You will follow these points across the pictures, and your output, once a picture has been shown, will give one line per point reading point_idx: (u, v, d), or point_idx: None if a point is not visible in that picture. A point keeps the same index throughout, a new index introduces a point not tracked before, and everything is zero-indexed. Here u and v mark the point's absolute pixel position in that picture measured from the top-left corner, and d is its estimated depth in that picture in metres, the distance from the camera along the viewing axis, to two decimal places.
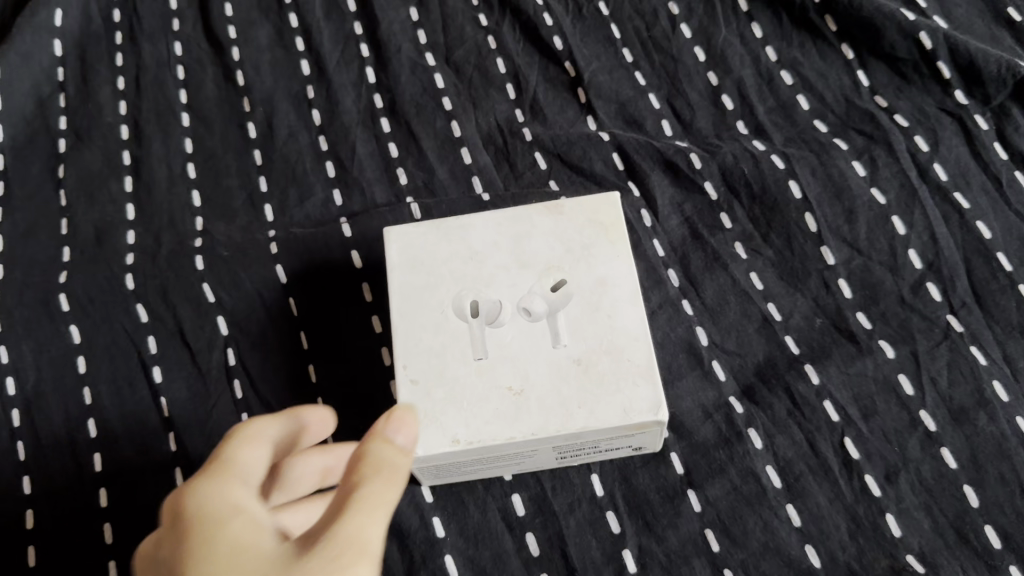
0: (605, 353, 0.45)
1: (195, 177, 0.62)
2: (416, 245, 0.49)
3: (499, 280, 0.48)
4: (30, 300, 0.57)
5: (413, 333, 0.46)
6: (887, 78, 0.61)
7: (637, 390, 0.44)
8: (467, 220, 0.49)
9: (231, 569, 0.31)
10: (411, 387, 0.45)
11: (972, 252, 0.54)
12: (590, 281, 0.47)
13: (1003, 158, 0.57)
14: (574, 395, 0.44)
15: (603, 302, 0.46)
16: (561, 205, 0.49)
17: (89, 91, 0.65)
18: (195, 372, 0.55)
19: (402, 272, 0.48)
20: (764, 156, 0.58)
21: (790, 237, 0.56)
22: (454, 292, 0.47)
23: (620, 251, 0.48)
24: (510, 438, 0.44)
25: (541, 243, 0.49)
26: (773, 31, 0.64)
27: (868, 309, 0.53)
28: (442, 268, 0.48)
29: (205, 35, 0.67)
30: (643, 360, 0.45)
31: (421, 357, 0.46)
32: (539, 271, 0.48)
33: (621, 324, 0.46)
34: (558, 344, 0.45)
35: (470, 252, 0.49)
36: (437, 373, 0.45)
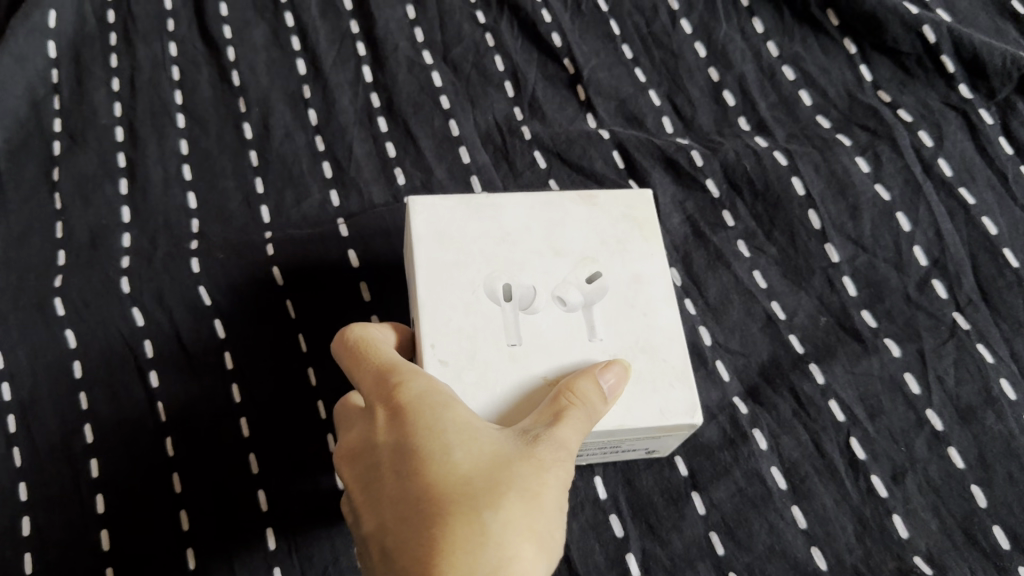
0: (641, 351, 0.44)
1: (191, 178, 0.61)
2: (442, 219, 0.46)
3: (531, 265, 0.46)
4: (25, 303, 0.56)
5: (442, 311, 0.44)
6: (890, 72, 0.60)
7: (673, 392, 0.43)
8: (498, 199, 0.47)
9: (467, 431, 0.37)
10: (440, 369, 0.42)
11: (979, 248, 0.54)
12: (624, 276, 0.46)
13: (1008, 153, 0.57)
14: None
15: (638, 299, 0.46)
16: (596, 197, 0.48)
17: (84, 93, 0.64)
18: (191, 376, 0.54)
19: (429, 245, 0.45)
20: (766, 153, 0.58)
21: (794, 234, 0.55)
22: (485, 273, 0.45)
23: (653, 250, 0.47)
24: None
25: (575, 233, 0.47)
26: (774, 26, 0.63)
27: (873, 307, 0.53)
28: (473, 246, 0.46)
29: (200, 35, 0.67)
30: (679, 361, 0.44)
31: (451, 339, 0.43)
32: (573, 260, 0.46)
33: (655, 323, 0.45)
34: (594, 337, 0.44)
35: (501, 232, 0.46)
36: (468, 356, 0.43)
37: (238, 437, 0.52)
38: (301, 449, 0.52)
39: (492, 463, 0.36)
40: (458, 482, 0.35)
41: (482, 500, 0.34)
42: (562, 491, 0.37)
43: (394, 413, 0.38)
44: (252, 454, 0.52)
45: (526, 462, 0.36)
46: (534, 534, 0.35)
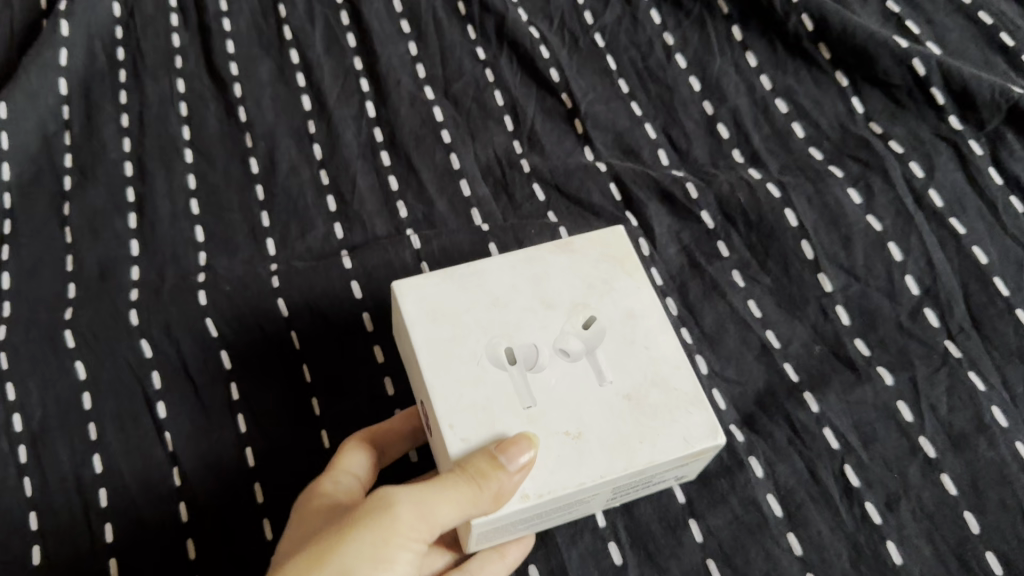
0: (655, 385, 0.44)
1: (198, 212, 0.63)
2: (430, 296, 0.45)
3: (528, 324, 0.45)
4: (35, 334, 0.57)
5: (452, 388, 0.42)
6: (881, 104, 0.62)
7: (692, 417, 0.43)
8: (478, 265, 0.46)
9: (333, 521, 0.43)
10: (463, 447, 0.41)
11: (970, 277, 0.55)
12: (618, 314, 0.46)
13: (998, 184, 0.58)
14: (635, 430, 0.42)
15: (637, 333, 0.45)
16: (572, 243, 0.48)
17: (94, 129, 0.66)
18: (199, 407, 0.55)
19: (423, 325, 0.44)
20: (760, 184, 0.59)
21: (787, 263, 0.56)
22: (484, 341, 0.44)
23: (640, 282, 0.47)
24: (579, 484, 0.41)
25: (561, 282, 0.46)
26: (767, 60, 0.64)
27: (867, 336, 0.54)
28: (466, 317, 0.45)
29: (207, 72, 0.68)
30: (691, 385, 0.44)
31: (468, 415, 0.42)
32: (566, 310, 0.46)
33: (657, 354, 0.45)
34: (604, 382, 0.43)
35: (490, 298, 0.45)
36: (488, 429, 0.41)
37: (244, 466, 0.53)
38: (306, 478, 0.53)
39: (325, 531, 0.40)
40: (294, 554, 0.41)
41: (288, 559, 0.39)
42: (371, 541, 0.38)
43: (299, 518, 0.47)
44: (257, 483, 0.53)
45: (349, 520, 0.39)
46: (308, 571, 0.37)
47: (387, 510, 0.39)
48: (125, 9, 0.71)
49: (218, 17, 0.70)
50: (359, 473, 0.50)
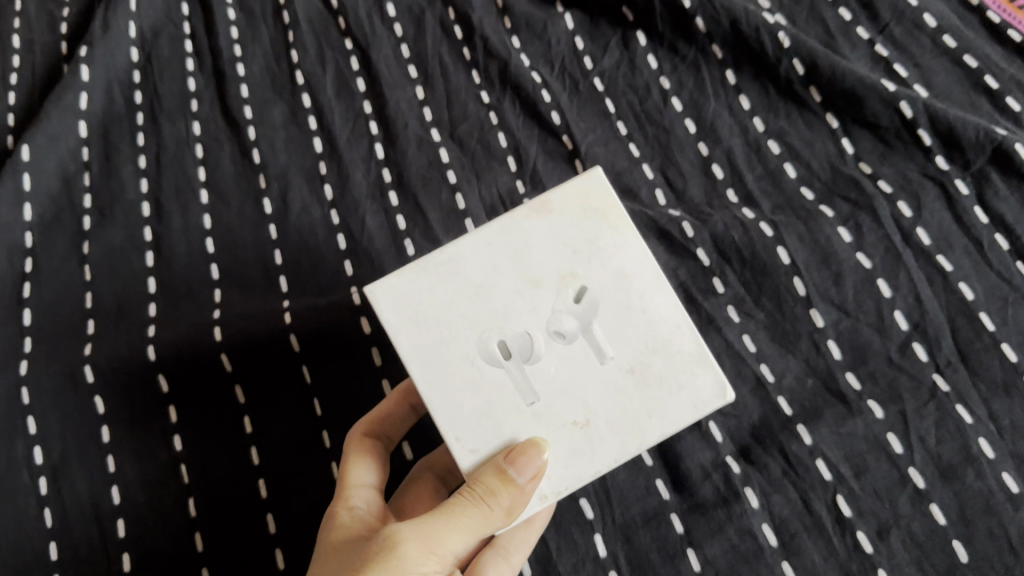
0: (655, 352, 0.44)
1: (214, 251, 0.66)
2: (410, 299, 0.45)
3: (516, 308, 0.45)
4: (58, 370, 0.61)
5: (452, 398, 0.44)
6: (871, 144, 0.64)
7: (698, 380, 0.44)
8: (452, 251, 0.46)
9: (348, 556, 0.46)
10: (474, 458, 0.44)
11: (956, 313, 0.57)
12: (609, 278, 0.45)
13: (984, 222, 0.60)
14: (640, 407, 0.44)
15: (631, 297, 0.45)
16: (549, 201, 0.46)
17: (112, 170, 0.69)
18: (215, 441, 0.59)
19: (410, 334, 0.45)
20: (753, 224, 0.61)
21: (780, 299, 0.59)
22: (475, 339, 0.45)
23: (628, 236, 0.46)
24: (594, 472, 0.44)
25: (542, 253, 0.46)
26: (760, 102, 0.67)
27: (857, 369, 0.56)
28: (451, 315, 0.45)
29: (222, 114, 0.71)
30: (693, 347, 0.44)
31: (473, 425, 0.44)
32: (553, 285, 0.45)
33: (655, 316, 0.45)
34: (604, 360, 0.45)
35: (472, 287, 0.46)
36: (495, 435, 0.44)
37: (257, 498, 0.57)
38: (318, 508, 0.57)
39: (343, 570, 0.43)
40: None
41: None
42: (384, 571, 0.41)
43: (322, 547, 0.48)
44: (271, 515, 0.57)
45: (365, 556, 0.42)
46: None
47: (391, 551, 0.42)
48: (142, 54, 0.73)
49: (232, 62, 0.73)
50: (368, 482, 0.53)
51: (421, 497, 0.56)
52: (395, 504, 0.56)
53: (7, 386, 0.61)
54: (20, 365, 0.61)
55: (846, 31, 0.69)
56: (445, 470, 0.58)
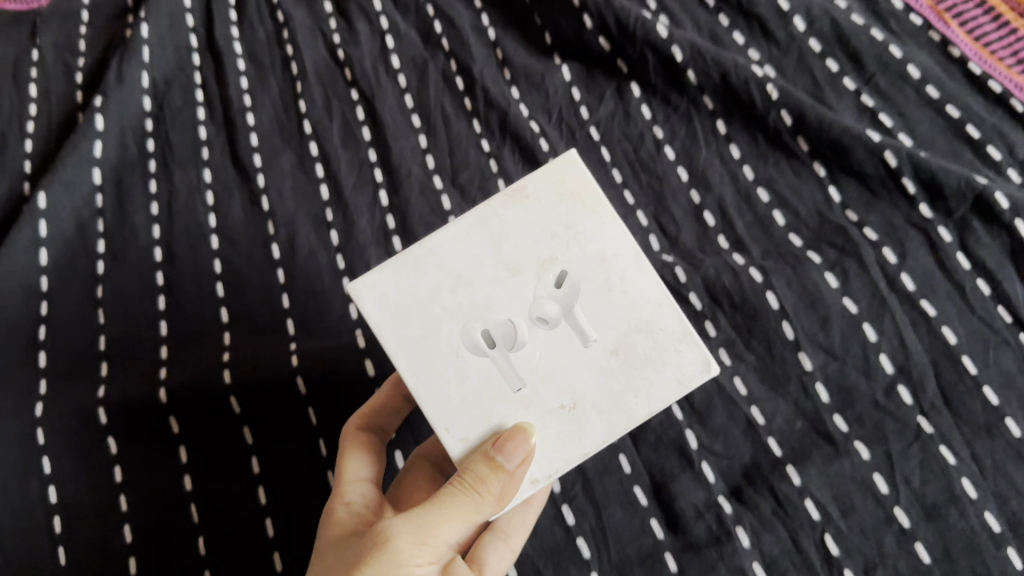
0: (638, 332, 0.46)
1: (223, 295, 0.68)
2: (392, 294, 0.47)
3: (498, 296, 0.46)
4: (72, 412, 0.63)
5: (439, 389, 0.46)
6: (857, 192, 0.66)
7: (682, 356, 0.46)
8: (430, 244, 0.47)
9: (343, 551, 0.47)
10: (463, 446, 0.46)
11: (940, 356, 0.59)
12: (589, 261, 0.47)
13: (966, 268, 0.62)
14: (626, 387, 0.46)
15: (611, 279, 0.47)
16: (524, 188, 0.48)
17: (126, 216, 0.71)
18: (226, 481, 0.61)
19: (394, 328, 0.46)
20: (743, 270, 0.64)
21: (770, 343, 0.61)
22: (459, 329, 0.46)
23: (605, 218, 0.47)
24: (584, 454, 0.46)
25: (520, 240, 0.47)
26: (749, 151, 0.69)
27: (845, 412, 0.58)
28: (433, 307, 0.46)
29: (232, 162, 0.74)
30: (675, 324, 0.46)
31: (461, 415, 0.46)
32: (534, 270, 0.47)
33: (636, 295, 0.46)
34: (588, 343, 0.46)
35: (453, 278, 0.47)
36: (484, 422, 0.46)
37: (265, 536, 0.60)
38: None
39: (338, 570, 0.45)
40: None
41: None
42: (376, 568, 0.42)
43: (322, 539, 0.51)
44: (277, 552, 0.60)
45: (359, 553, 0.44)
46: None
47: (384, 546, 0.43)
48: (154, 102, 0.76)
49: (242, 112, 0.75)
50: (365, 475, 0.56)
51: (419, 485, 0.60)
52: (396, 493, 0.60)
53: (23, 427, 0.63)
54: (34, 407, 0.64)
55: (833, 81, 0.72)
56: (440, 458, 0.62)
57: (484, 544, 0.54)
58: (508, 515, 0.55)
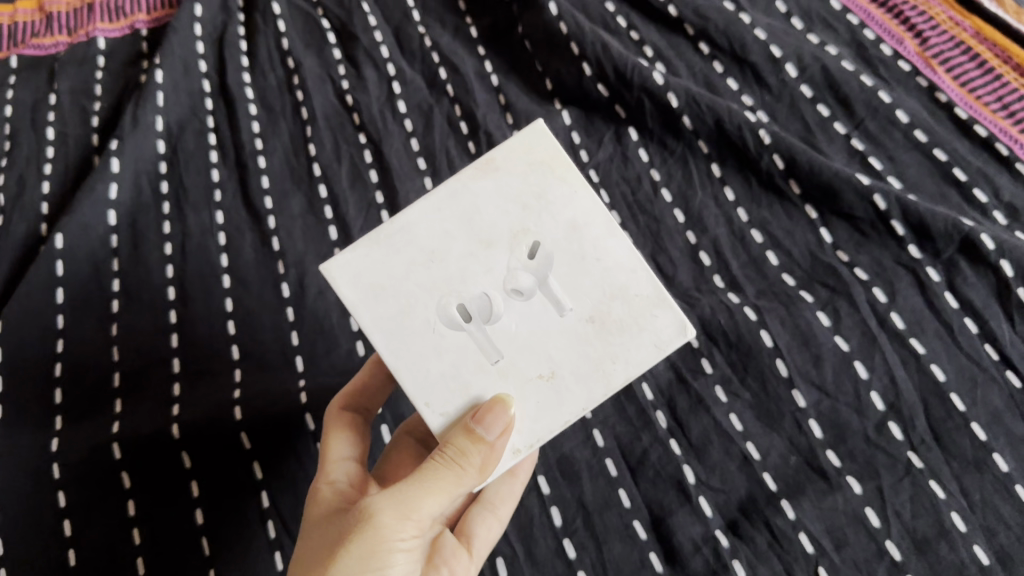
0: (613, 299, 0.48)
1: (235, 333, 0.70)
2: (367, 272, 0.49)
3: (473, 271, 0.48)
4: (86, 446, 0.65)
5: (418, 364, 0.48)
6: (847, 234, 0.68)
7: (658, 320, 0.47)
8: (403, 221, 0.49)
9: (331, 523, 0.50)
10: (444, 420, 0.48)
11: (929, 394, 0.61)
12: (561, 231, 0.49)
13: (954, 307, 0.64)
14: (604, 354, 0.48)
15: (584, 248, 0.48)
16: (493, 161, 0.50)
17: (140, 256, 0.73)
18: (238, 517, 0.63)
19: (370, 306, 0.48)
20: (738, 308, 0.66)
21: (765, 380, 0.63)
22: (435, 304, 0.48)
23: (575, 187, 0.49)
24: (565, 422, 0.47)
25: (492, 213, 0.49)
26: (743, 193, 0.72)
27: (837, 447, 0.60)
28: (408, 283, 0.49)
29: (244, 203, 0.76)
30: (650, 289, 0.48)
31: (440, 389, 0.48)
32: (508, 242, 0.49)
33: (609, 261, 0.48)
34: (563, 312, 0.48)
35: (428, 253, 0.49)
36: (463, 395, 0.48)
37: (273, 568, 0.62)
38: None
39: (327, 545, 0.48)
40: (300, 564, 0.49)
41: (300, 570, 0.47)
42: (361, 543, 0.45)
43: (308, 517, 0.53)
44: None
45: (346, 527, 0.47)
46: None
47: (368, 521, 0.46)
48: (168, 146, 0.78)
49: (254, 155, 0.78)
50: (348, 455, 0.58)
51: (405, 459, 0.64)
52: (383, 468, 0.64)
53: (38, 461, 0.65)
54: (50, 441, 0.66)
55: (824, 126, 0.75)
56: (423, 433, 0.65)
57: (472, 516, 0.58)
58: (495, 487, 0.59)
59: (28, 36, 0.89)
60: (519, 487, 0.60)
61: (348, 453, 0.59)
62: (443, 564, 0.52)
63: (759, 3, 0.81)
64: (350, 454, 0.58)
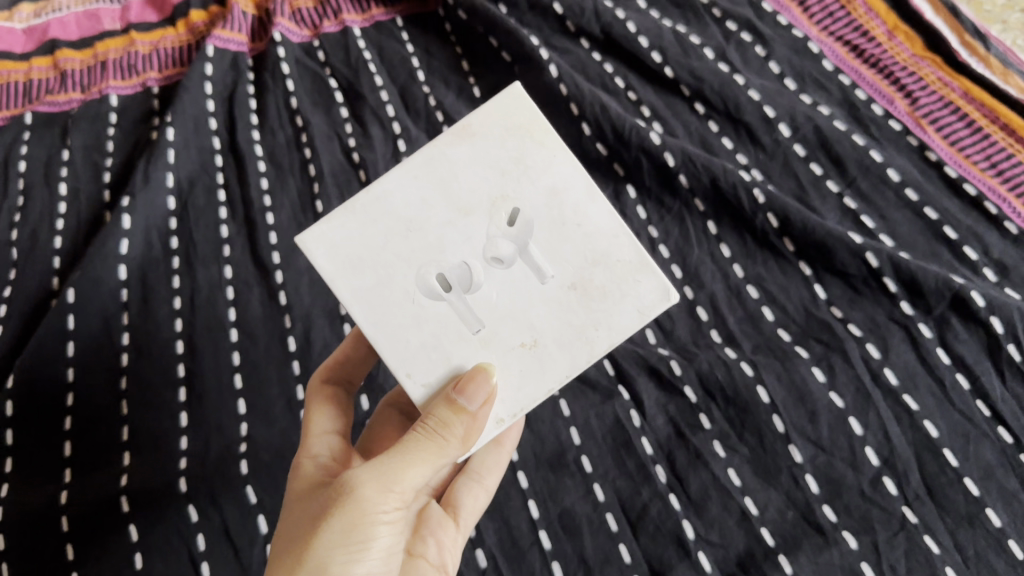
0: (594, 265, 0.50)
1: (242, 386, 0.72)
2: (343, 243, 0.50)
3: (452, 240, 0.50)
4: (94, 500, 0.67)
5: (398, 336, 0.50)
6: (841, 290, 0.70)
7: (640, 286, 0.50)
8: (379, 191, 0.51)
9: (310, 496, 0.52)
10: (425, 391, 0.50)
11: (922, 449, 0.62)
12: (540, 197, 0.50)
13: (946, 363, 0.66)
14: (586, 321, 0.50)
15: (565, 214, 0.50)
16: (469, 127, 0.51)
17: (150, 310, 0.75)
18: (238, 567, 0.64)
19: (347, 277, 0.50)
20: (735, 364, 0.67)
21: (762, 435, 0.64)
22: (415, 275, 0.50)
23: (552, 151, 0.51)
24: (548, 390, 0.50)
25: (469, 181, 0.51)
26: (739, 250, 0.74)
27: (833, 502, 0.61)
28: (386, 253, 0.50)
29: (252, 258, 0.78)
30: (632, 254, 0.50)
31: (421, 360, 0.50)
32: (487, 210, 0.51)
33: (589, 227, 0.50)
34: (545, 280, 0.50)
35: (405, 224, 0.51)
36: (444, 364, 0.50)
37: None
38: None
39: (308, 519, 0.49)
40: (281, 537, 0.50)
41: (282, 544, 0.49)
42: (342, 517, 0.47)
43: (289, 489, 0.55)
44: None
45: (327, 499, 0.48)
46: (299, 550, 0.47)
47: (351, 494, 0.47)
48: (178, 202, 0.80)
49: (262, 211, 0.80)
50: (329, 429, 0.60)
51: (388, 433, 0.67)
52: (366, 442, 0.67)
53: (47, 513, 0.66)
54: (58, 494, 0.67)
55: (817, 184, 0.77)
56: (407, 408, 0.69)
57: (458, 486, 0.63)
58: (481, 458, 0.64)
59: (43, 92, 0.90)
60: (505, 456, 0.64)
61: (330, 426, 0.61)
62: (428, 534, 0.58)
63: (753, 65, 0.84)
64: (332, 427, 0.61)
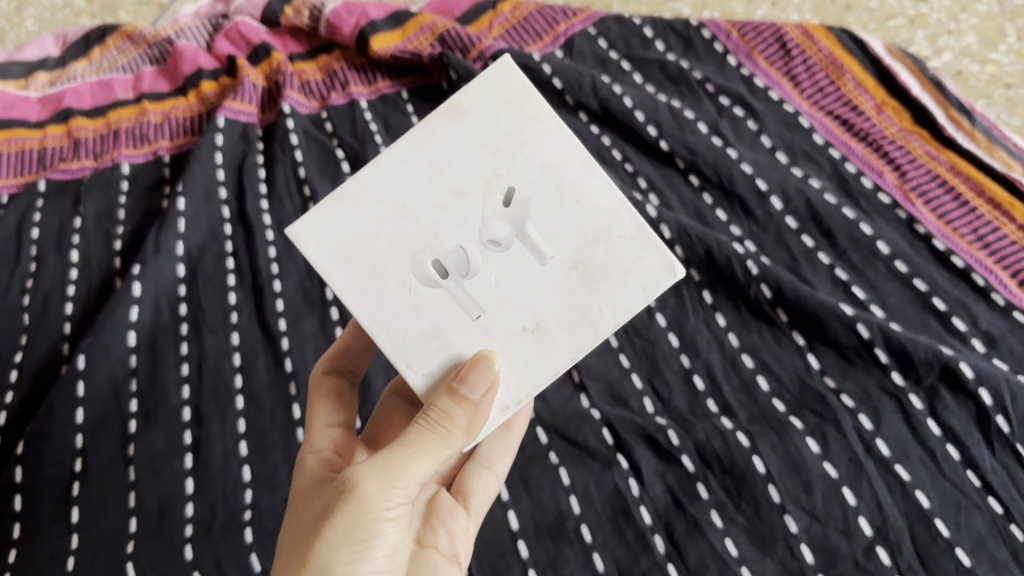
0: (595, 244, 0.52)
1: (247, 453, 0.73)
2: (334, 234, 0.52)
3: (447, 225, 0.52)
4: (102, 566, 0.68)
5: (397, 326, 0.52)
6: (834, 360, 0.72)
7: (644, 261, 0.51)
8: (368, 178, 0.52)
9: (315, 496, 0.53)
10: (427, 379, 0.52)
11: (914, 519, 0.64)
12: (536, 175, 0.52)
13: (937, 434, 0.68)
14: (589, 302, 0.52)
15: (562, 191, 0.52)
16: (460, 106, 0.52)
17: (158, 376, 0.76)
18: None
19: (340, 267, 0.52)
20: (731, 434, 0.69)
21: (758, 505, 0.66)
22: (410, 261, 0.52)
23: (544, 126, 0.52)
24: (553, 372, 0.52)
25: (461, 162, 0.52)
26: (734, 319, 0.75)
27: (828, 572, 0.63)
28: (380, 242, 0.52)
29: (259, 325, 0.80)
30: (632, 230, 0.52)
31: (421, 349, 0.52)
32: (482, 190, 0.52)
33: (586, 205, 0.52)
34: (544, 261, 0.52)
35: (398, 210, 0.52)
36: (446, 353, 0.52)
37: None
38: None
39: (312, 520, 0.50)
40: (288, 537, 0.52)
41: (289, 546, 0.50)
42: (345, 515, 0.48)
43: (296, 490, 0.56)
44: None
45: (331, 498, 0.50)
46: (306, 550, 0.48)
47: (354, 492, 0.49)
48: (187, 269, 0.82)
49: (269, 278, 0.82)
50: (335, 421, 0.63)
51: (395, 420, 0.69)
52: (374, 432, 0.68)
53: None
54: (65, 560, 0.69)
55: (809, 256, 0.79)
56: (412, 396, 0.70)
57: (469, 473, 0.65)
58: (489, 446, 0.66)
59: (57, 160, 0.93)
60: (514, 440, 0.67)
61: (335, 417, 0.63)
62: (439, 525, 0.59)
63: (746, 138, 0.86)
64: (338, 419, 0.63)
